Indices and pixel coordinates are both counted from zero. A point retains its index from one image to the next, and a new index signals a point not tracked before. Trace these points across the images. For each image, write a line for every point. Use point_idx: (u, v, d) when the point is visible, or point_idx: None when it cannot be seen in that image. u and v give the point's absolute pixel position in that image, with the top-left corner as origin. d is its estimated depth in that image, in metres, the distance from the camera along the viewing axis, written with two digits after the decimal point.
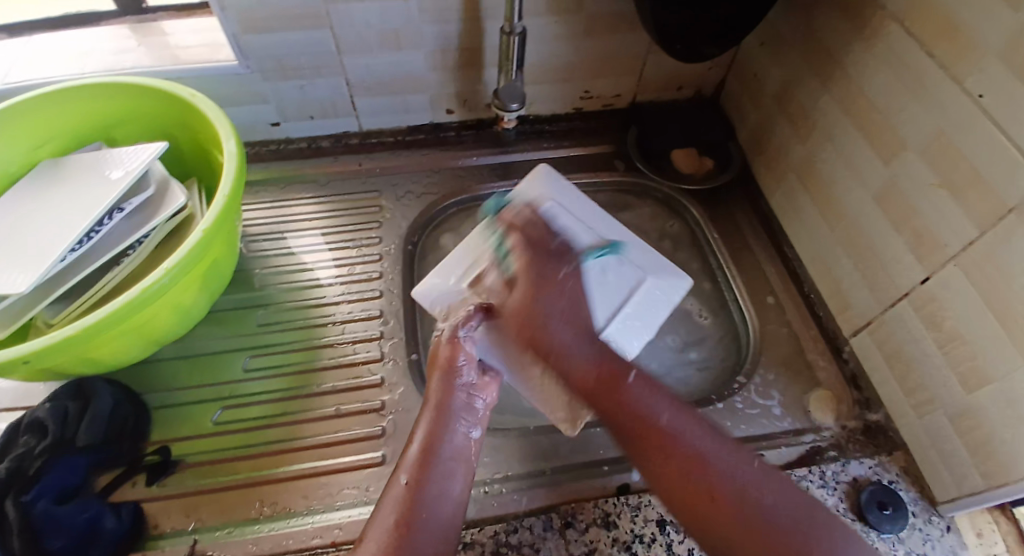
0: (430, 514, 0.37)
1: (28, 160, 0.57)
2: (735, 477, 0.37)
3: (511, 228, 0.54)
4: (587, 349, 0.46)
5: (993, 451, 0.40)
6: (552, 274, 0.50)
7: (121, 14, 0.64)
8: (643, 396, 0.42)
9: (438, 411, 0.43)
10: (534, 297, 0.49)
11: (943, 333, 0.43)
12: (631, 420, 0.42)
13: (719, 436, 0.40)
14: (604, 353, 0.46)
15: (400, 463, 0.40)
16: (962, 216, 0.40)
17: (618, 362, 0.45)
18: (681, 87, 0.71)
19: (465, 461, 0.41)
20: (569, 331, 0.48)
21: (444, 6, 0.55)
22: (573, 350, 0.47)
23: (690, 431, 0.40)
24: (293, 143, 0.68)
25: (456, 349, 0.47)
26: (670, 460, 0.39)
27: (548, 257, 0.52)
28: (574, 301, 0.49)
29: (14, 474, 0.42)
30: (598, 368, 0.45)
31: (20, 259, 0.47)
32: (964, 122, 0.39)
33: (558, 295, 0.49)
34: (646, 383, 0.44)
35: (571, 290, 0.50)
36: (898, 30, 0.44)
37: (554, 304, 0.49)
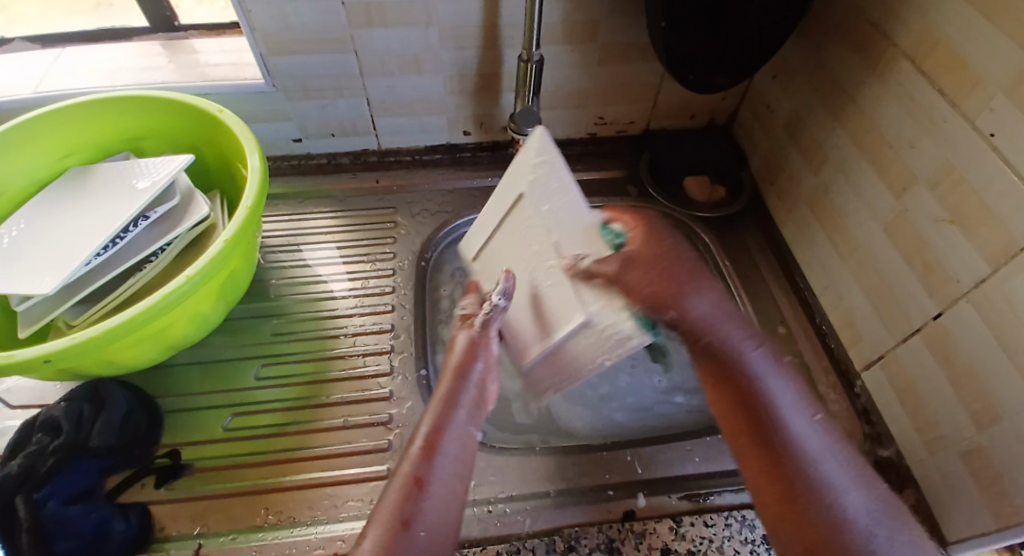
0: (429, 513, 0.34)
1: (57, 167, 0.60)
2: (853, 513, 0.34)
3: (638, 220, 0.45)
4: (741, 335, 0.42)
5: (1004, 491, 0.39)
6: (672, 243, 0.45)
7: (154, 31, 0.67)
8: (785, 396, 0.39)
9: (444, 404, 0.41)
10: (660, 269, 0.43)
11: (954, 370, 0.43)
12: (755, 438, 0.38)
13: (830, 444, 0.37)
14: (757, 336, 0.42)
15: (402, 457, 0.38)
16: (974, 253, 0.40)
17: (785, 360, 0.42)
18: (694, 116, 0.72)
19: (468, 459, 0.39)
20: (715, 303, 0.43)
21: (463, 32, 0.57)
22: (733, 338, 0.41)
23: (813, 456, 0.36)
24: (313, 159, 0.70)
25: (473, 350, 0.45)
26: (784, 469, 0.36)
27: (661, 237, 0.45)
28: (716, 285, 0.45)
29: (26, 471, 0.43)
30: (732, 379, 0.40)
31: (46, 262, 0.48)
32: (974, 158, 0.40)
33: (694, 283, 0.43)
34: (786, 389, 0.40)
35: (697, 263, 0.45)
36: (909, 66, 0.45)
37: (684, 284, 0.43)
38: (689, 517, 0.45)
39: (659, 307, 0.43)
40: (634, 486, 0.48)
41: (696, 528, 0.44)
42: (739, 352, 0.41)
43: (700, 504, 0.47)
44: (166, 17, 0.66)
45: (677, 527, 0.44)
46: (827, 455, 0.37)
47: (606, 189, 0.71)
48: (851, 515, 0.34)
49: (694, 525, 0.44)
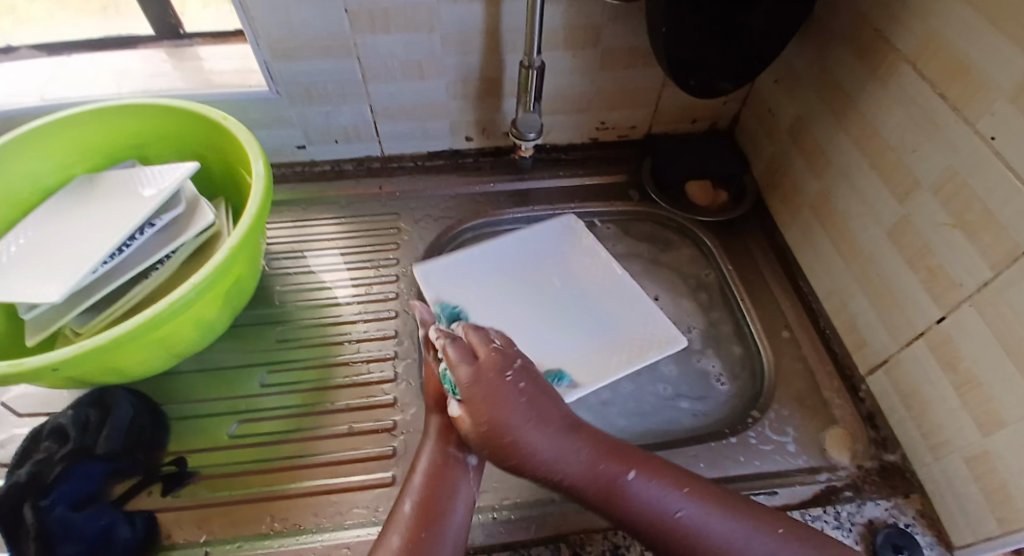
0: (436, 534, 0.38)
1: (63, 175, 0.60)
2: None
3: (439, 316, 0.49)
4: (586, 461, 0.40)
5: (1008, 495, 0.39)
6: (501, 384, 0.41)
7: (158, 38, 0.68)
8: (653, 501, 0.38)
9: (440, 438, 0.45)
10: (491, 410, 0.40)
11: (958, 374, 0.43)
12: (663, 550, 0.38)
13: (720, 506, 0.38)
14: (601, 448, 0.41)
15: (406, 487, 0.42)
16: (977, 257, 0.40)
17: (621, 456, 0.41)
18: (697, 120, 0.72)
19: (467, 484, 0.42)
20: (553, 437, 0.40)
21: (466, 38, 0.57)
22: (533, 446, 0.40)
23: (709, 527, 0.37)
24: (317, 165, 0.70)
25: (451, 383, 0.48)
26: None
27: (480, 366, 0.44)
28: (545, 408, 0.42)
29: (32, 478, 0.44)
30: (617, 500, 0.39)
31: (53, 270, 0.49)
32: (977, 163, 0.40)
33: (534, 421, 0.41)
34: (646, 473, 0.40)
35: (533, 392, 0.42)
36: (911, 71, 0.45)
37: (518, 421, 0.40)
38: None
39: (504, 460, 0.40)
40: None
41: None
42: (580, 469, 0.40)
43: None
44: (170, 25, 0.66)
45: None
46: (720, 505, 0.39)
47: (609, 194, 0.71)
48: None
49: None
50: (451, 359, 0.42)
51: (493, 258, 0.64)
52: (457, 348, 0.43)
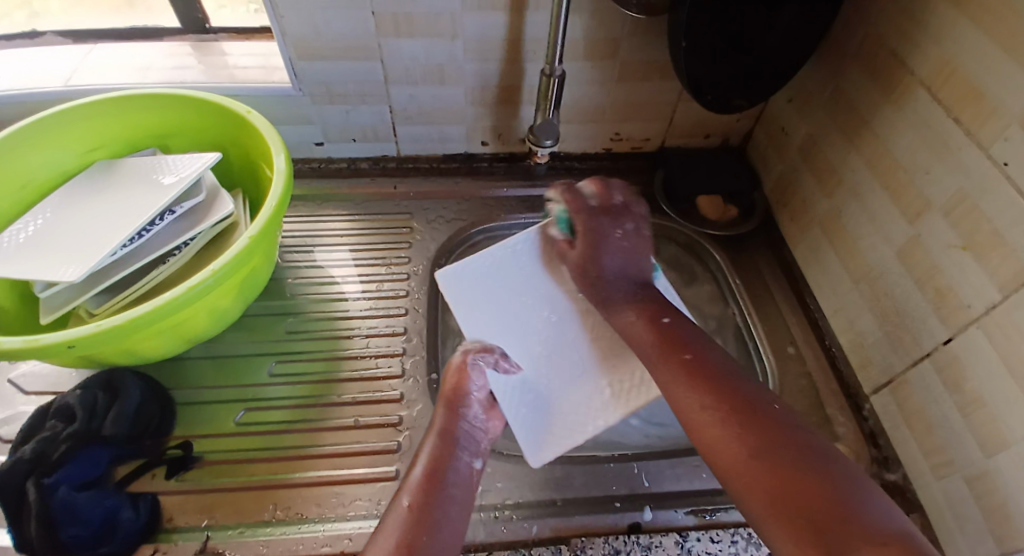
0: (433, 540, 0.37)
1: (85, 160, 0.61)
2: (751, 406, 0.39)
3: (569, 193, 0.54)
4: (635, 310, 0.49)
5: (1009, 516, 0.39)
6: (602, 234, 0.52)
7: (185, 32, 0.69)
8: (682, 334, 0.46)
9: (442, 438, 0.44)
10: (587, 236, 0.52)
11: (963, 395, 0.43)
12: (665, 373, 0.44)
13: (729, 368, 0.43)
14: (647, 297, 0.50)
15: (403, 486, 0.40)
16: (985, 279, 0.41)
17: (660, 307, 0.49)
18: (710, 135, 0.73)
19: (466, 491, 0.41)
20: (625, 281, 0.51)
21: (487, 45, 0.59)
22: (614, 275, 0.51)
23: (712, 366, 0.43)
24: (334, 163, 0.71)
25: (463, 378, 0.47)
26: (687, 389, 0.41)
27: (620, 189, 0.55)
28: (636, 251, 0.53)
29: (38, 457, 0.44)
30: (660, 336, 0.46)
31: (73, 251, 0.49)
32: (988, 188, 0.41)
33: (617, 273, 0.51)
34: (681, 323, 0.47)
35: (626, 249, 0.52)
36: (926, 94, 0.46)
37: (609, 239, 0.52)
38: (695, 532, 0.45)
39: (585, 282, 0.52)
40: (641, 499, 0.48)
41: (702, 543, 0.45)
42: (629, 294, 0.50)
43: (705, 519, 0.47)
44: (196, 20, 0.68)
45: (683, 541, 0.45)
46: (721, 370, 0.42)
47: None
48: (755, 411, 0.39)
49: (700, 540, 0.45)
50: (564, 205, 0.54)
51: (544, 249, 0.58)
52: (570, 195, 0.54)
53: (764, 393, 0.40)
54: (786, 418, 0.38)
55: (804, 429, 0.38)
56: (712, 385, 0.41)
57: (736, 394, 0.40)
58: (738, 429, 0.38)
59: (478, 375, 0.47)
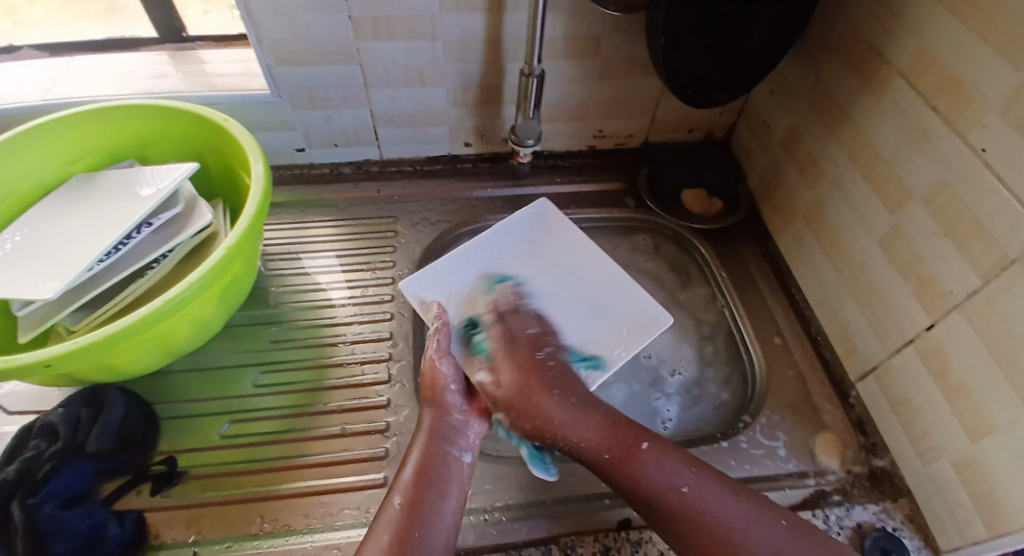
0: (426, 534, 0.38)
1: (63, 173, 0.60)
2: (766, 551, 0.37)
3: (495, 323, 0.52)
4: (599, 433, 0.44)
5: (998, 501, 0.40)
6: (534, 362, 0.49)
7: (163, 41, 0.68)
8: (660, 468, 0.41)
9: (431, 435, 0.45)
10: (522, 377, 0.47)
11: (948, 381, 0.43)
12: (622, 477, 0.41)
13: (718, 484, 0.40)
14: (612, 425, 0.44)
15: (394, 486, 0.41)
16: (965, 266, 0.41)
17: (631, 430, 0.44)
18: (692, 129, 0.73)
19: (458, 483, 0.42)
20: (576, 407, 0.45)
21: (467, 45, 0.58)
22: (574, 427, 0.44)
23: (713, 506, 0.39)
24: (316, 169, 0.71)
25: (436, 372, 0.48)
26: (646, 483, 0.40)
27: (524, 325, 0.52)
28: (571, 390, 0.47)
29: (21, 476, 0.43)
30: (611, 436, 0.43)
31: (49, 267, 0.49)
32: (967, 175, 0.41)
33: (556, 392, 0.46)
34: (661, 447, 0.42)
35: (562, 373, 0.49)
36: (904, 84, 0.46)
37: (557, 415, 0.45)
38: None
39: (518, 419, 0.46)
40: None
41: None
42: (603, 433, 0.44)
43: None
44: (174, 28, 0.67)
45: None
46: (721, 492, 0.40)
47: (605, 200, 0.72)
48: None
49: None
50: (492, 336, 0.51)
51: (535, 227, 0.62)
52: (499, 326, 0.52)
53: (727, 495, 0.40)
54: (746, 513, 0.39)
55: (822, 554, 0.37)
56: (722, 532, 0.38)
57: (742, 538, 0.37)
58: (698, 532, 0.38)
59: (447, 364, 0.49)
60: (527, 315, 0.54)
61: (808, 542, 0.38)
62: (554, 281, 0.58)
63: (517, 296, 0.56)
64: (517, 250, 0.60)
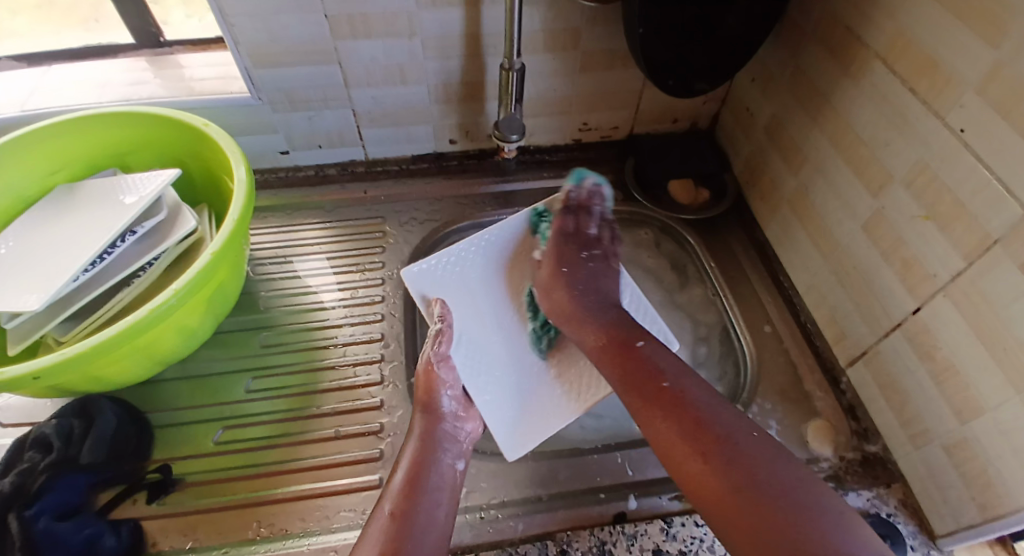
0: (418, 538, 0.38)
1: (45, 185, 0.60)
2: (729, 439, 0.38)
3: (562, 211, 0.60)
4: (605, 327, 0.50)
5: (989, 482, 0.40)
6: (577, 257, 0.56)
7: (138, 46, 0.67)
8: (648, 362, 0.45)
9: (424, 440, 0.45)
10: (556, 264, 0.55)
11: (935, 363, 0.44)
12: (615, 363, 0.47)
13: (694, 381, 0.44)
14: (617, 321, 0.50)
15: (386, 491, 0.41)
16: (949, 248, 0.41)
17: (631, 331, 0.49)
18: (677, 120, 0.73)
19: (450, 489, 0.42)
20: (592, 303, 0.52)
21: (446, 42, 0.58)
22: (588, 317, 0.51)
23: (692, 393, 0.42)
24: (301, 171, 0.70)
25: (432, 377, 0.49)
26: (635, 370, 0.45)
27: (580, 220, 0.59)
28: (596, 288, 0.54)
29: (16, 490, 0.43)
30: (610, 334, 0.49)
31: (33, 279, 0.48)
32: (947, 156, 0.41)
33: (579, 289, 0.53)
34: (655, 347, 0.47)
35: (597, 270, 0.55)
36: (882, 66, 0.46)
37: (581, 308, 0.52)
38: (680, 517, 0.45)
39: (546, 286, 0.55)
40: (625, 488, 0.49)
41: (688, 528, 0.44)
42: (608, 327, 0.50)
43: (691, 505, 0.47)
44: (151, 33, 0.66)
45: (668, 528, 0.44)
46: (698, 390, 0.43)
47: None
48: (735, 439, 0.38)
49: (685, 525, 0.45)
50: (554, 227, 0.59)
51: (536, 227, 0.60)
52: (562, 219, 0.59)
53: (706, 395, 0.42)
54: (720, 407, 0.41)
55: (783, 459, 0.37)
56: (691, 417, 0.40)
57: (706, 426, 0.39)
58: (670, 423, 0.41)
59: (445, 371, 0.50)
60: (596, 219, 0.60)
61: (773, 450, 0.38)
62: None
63: (594, 194, 0.60)
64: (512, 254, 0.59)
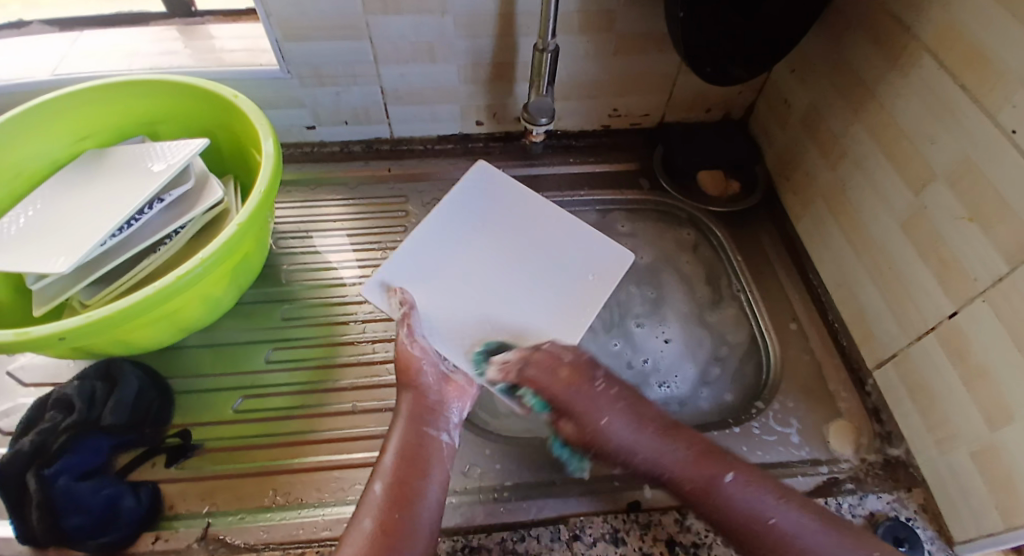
0: (409, 516, 0.38)
1: (74, 150, 0.60)
2: None
3: (524, 353, 0.49)
4: (678, 463, 0.42)
5: (1015, 492, 0.39)
6: (596, 398, 0.45)
7: (170, 16, 0.68)
8: (744, 500, 0.39)
9: (411, 417, 0.44)
10: (589, 415, 0.45)
11: (967, 368, 0.42)
12: (705, 503, 0.40)
13: (798, 507, 0.39)
14: (691, 451, 0.42)
15: (378, 469, 0.41)
16: (990, 251, 0.40)
17: (718, 458, 0.42)
18: (710, 108, 0.71)
19: (441, 464, 0.42)
20: (650, 439, 0.43)
21: (478, 20, 0.57)
22: (656, 459, 0.43)
23: (798, 534, 0.38)
24: (326, 147, 0.70)
25: (410, 356, 0.48)
26: (732, 513, 0.39)
27: (564, 355, 0.48)
28: (641, 416, 0.45)
29: (38, 447, 0.44)
30: (691, 467, 0.42)
31: (60, 242, 0.49)
32: (994, 155, 0.39)
33: (629, 424, 0.44)
34: (744, 478, 0.41)
35: (626, 395, 0.46)
36: (930, 60, 0.44)
37: (641, 449, 0.43)
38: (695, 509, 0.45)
39: (599, 455, 0.45)
40: None
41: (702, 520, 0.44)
42: (682, 470, 0.42)
43: None
44: (183, 2, 0.66)
45: (682, 519, 0.44)
46: (807, 518, 0.39)
47: (617, 182, 0.70)
48: None
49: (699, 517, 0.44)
50: (532, 383, 0.47)
51: (483, 191, 0.63)
52: (534, 368, 0.47)
53: (820, 530, 0.38)
54: (834, 544, 0.38)
55: None
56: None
57: None
58: None
59: (419, 348, 0.49)
60: (565, 350, 0.49)
61: None
62: (519, 243, 0.59)
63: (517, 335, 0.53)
64: (477, 216, 0.61)
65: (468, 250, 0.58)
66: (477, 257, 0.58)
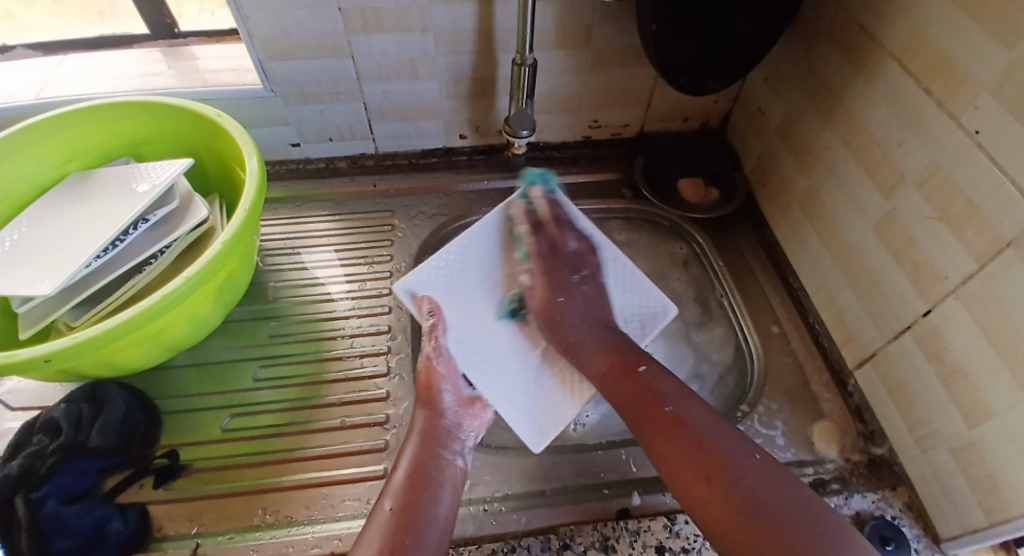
0: (417, 540, 0.37)
1: (58, 173, 0.60)
2: (739, 462, 0.37)
3: (550, 202, 0.60)
4: (607, 353, 0.48)
5: (995, 487, 0.40)
6: (565, 262, 0.55)
7: (153, 38, 0.68)
8: (654, 385, 0.44)
9: (424, 437, 0.45)
10: (550, 285, 0.54)
11: (944, 367, 0.43)
12: (625, 391, 0.45)
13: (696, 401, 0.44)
14: (617, 346, 0.49)
15: (386, 489, 0.41)
16: (961, 250, 0.41)
17: (628, 356, 0.48)
18: (689, 119, 0.73)
19: (452, 486, 0.42)
20: (594, 330, 0.51)
21: (458, 37, 0.58)
22: (592, 340, 0.50)
23: (694, 415, 0.41)
24: (311, 164, 0.71)
25: (432, 371, 0.49)
26: (641, 395, 0.44)
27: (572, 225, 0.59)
28: (596, 301, 0.54)
29: (26, 472, 0.44)
30: (612, 359, 0.48)
31: (44, 265, 0.49)
32: (960, 157, 0.40)
33: (580, 312, 0.52)
34: (657, 372, 0.46)
35: (590, 294, 0.54)
36: (896, 67, 0.46)
37: (581, 327, 0.51)
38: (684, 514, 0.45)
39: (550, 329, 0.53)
40: (630, 485, 0.49)
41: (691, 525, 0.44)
42: (609, 355, 0.48)
43: None
44: (166, 25, 0.67)
45: (671, 525, 0.44)
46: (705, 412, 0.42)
47: (603, 191, 0.72)
48: (742, 465, 0.37)
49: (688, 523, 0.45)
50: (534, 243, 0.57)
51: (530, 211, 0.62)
52: (537, 237, 0.57)
53: (714, 419, 0.41)
54: (730, 435, 0.40)
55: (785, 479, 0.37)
56: (690, 433, 0.40)
57: (708, 450, 0.38)
58: (673, 444, 0.40)
59: (444, 365, 0.50)
60: (573, 232, 0.58)
61: (775, 470, 0.37)
62: None
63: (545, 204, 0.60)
64: (517, 232, 0.60)
65: (500, 266, 0.58)
66: (510, 278, 0.57)
